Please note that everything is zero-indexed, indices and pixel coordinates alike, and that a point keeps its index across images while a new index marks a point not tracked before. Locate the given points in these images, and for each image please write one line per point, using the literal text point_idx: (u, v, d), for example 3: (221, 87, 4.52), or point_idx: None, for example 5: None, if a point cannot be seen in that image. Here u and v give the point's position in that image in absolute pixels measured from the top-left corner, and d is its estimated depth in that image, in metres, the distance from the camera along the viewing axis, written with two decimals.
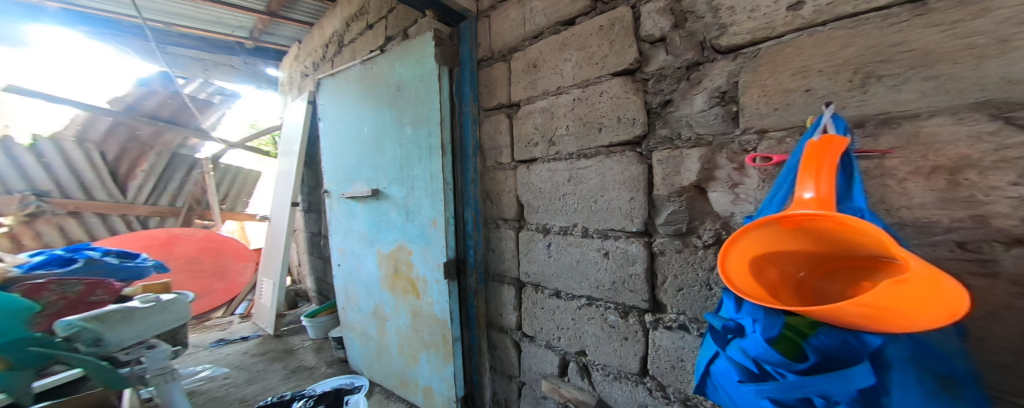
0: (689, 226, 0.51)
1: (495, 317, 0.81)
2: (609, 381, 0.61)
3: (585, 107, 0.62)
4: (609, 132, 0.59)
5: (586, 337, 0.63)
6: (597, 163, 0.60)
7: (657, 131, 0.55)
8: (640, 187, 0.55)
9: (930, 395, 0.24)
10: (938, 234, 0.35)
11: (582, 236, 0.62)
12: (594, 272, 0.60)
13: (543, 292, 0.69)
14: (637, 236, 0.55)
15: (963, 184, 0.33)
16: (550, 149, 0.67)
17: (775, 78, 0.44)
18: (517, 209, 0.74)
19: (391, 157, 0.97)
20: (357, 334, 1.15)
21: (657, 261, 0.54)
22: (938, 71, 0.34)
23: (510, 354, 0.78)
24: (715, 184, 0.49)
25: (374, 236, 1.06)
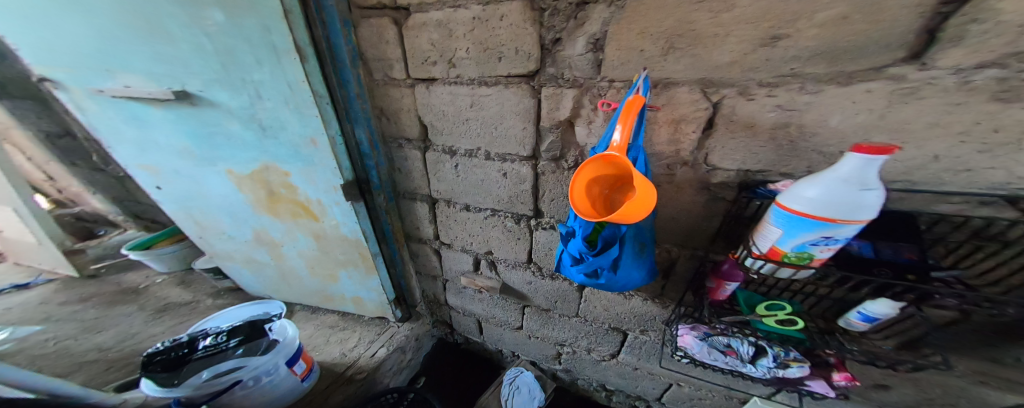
0: (561, 152, 0.72)
1: (411, 231, 0.98)
2: (509, 269, 0.94)
3: (484, 30, 0.62)
4: (506, 62, 0.65)
5: (492, 239, 0.88)
6: (498, 92, 0.67)
7: (546, 69, 0.65)
8: (531, 119, 0.69)
9: (637, 253, 0.67)
10: (663, 159, 0.68)
11: (485, 159, 0.75)
12: (496, 189, 0.79)
13: (455, 207, 0.86)
14: (527, 160, 0.74)
15: (677, 131, 0.64)
16: (450, 71, 0.67)
17: (628, 34, 0.57)
18: (419, 129, 0.77)
19: (189, 48, 0.63)
20: (245, 261, 1.10)
21: (539, 179, 0.75)
22: (695, 53, 0.55)
23: (433, 260, 1.03)
24: (580, 120, 0.68)
25: (212, 154, 0.82)
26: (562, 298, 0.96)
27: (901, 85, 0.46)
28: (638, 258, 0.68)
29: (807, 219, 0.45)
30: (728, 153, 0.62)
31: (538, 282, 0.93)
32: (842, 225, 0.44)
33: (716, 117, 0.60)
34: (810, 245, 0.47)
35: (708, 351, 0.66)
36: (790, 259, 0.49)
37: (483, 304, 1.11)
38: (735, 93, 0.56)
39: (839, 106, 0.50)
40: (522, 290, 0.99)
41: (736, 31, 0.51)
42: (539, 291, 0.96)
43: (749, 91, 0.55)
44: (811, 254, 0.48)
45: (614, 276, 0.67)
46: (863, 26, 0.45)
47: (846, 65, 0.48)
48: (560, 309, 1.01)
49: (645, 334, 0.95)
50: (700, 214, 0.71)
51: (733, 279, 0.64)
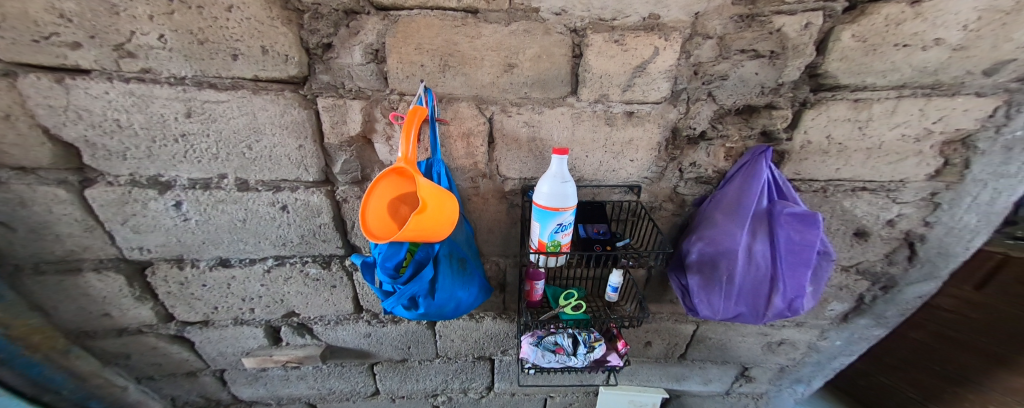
0: (363, 173, 0.64)
1: (83, 325, 0.73)
2: (330, 327, 0.82)
3: (196, 16, 0.49)
4: (252, 61, 0.53)
5: (290, 294, 0.74)
6: (239, 98, 0.54)
7: (318, 76, 0.57)
8: (307, 134, 0.58)
9: (457, 270, 0.63)
10: (467, 172, 0.72)
11: (241, 190, 0.60)
12: (277, 230, 0.65)
13: (201, 266, 0.68)
14: (319, 186, 0.63)
15: (469, 144, 0.69)
16: (123, 62, 0.50)
17: (406, 50, 0.57)
18: (65, 149, 0.55)
19: None
20: None
21: (342, 208, 0.65)
22: (464, 72, 0.62)
23: (175, 349, 0.81)
24: (377, 136, 0.61)
25: None
26: (415, 342, 0.88)
27: (575, 110, 0.68)
28: (459, 277, 0.64)
29: (545, 210, 0.59)
30: (512, 157, 0.71)
31: (376, 330, 0.84)
32: (563, 212, 0.59)
33: (493, 129, 0.68)
34: (554, 233, 0.60)
35: (541, 354, 0.72)
36: (549, 247, 0.61)
37: (309, 383, 0.95)
38: (498, 110, 0.66)
39: (554, 124, 0.69)
40: (361, 346, 0.87)
41: (488, 57, 0.61)
42: (382, 342, 0.87)
43: (507, 109, 0.67)
44: (557, 241, 0.60)
45: (434, 302, 0.61)
46: (547, 65, 0.64)
47: (551, 92, 0.67)
48: (415, 356, 0.92)
49: (506, 355, 0.96)
50: (509, 220, 0.79)
51: (538, 278, 0.72)
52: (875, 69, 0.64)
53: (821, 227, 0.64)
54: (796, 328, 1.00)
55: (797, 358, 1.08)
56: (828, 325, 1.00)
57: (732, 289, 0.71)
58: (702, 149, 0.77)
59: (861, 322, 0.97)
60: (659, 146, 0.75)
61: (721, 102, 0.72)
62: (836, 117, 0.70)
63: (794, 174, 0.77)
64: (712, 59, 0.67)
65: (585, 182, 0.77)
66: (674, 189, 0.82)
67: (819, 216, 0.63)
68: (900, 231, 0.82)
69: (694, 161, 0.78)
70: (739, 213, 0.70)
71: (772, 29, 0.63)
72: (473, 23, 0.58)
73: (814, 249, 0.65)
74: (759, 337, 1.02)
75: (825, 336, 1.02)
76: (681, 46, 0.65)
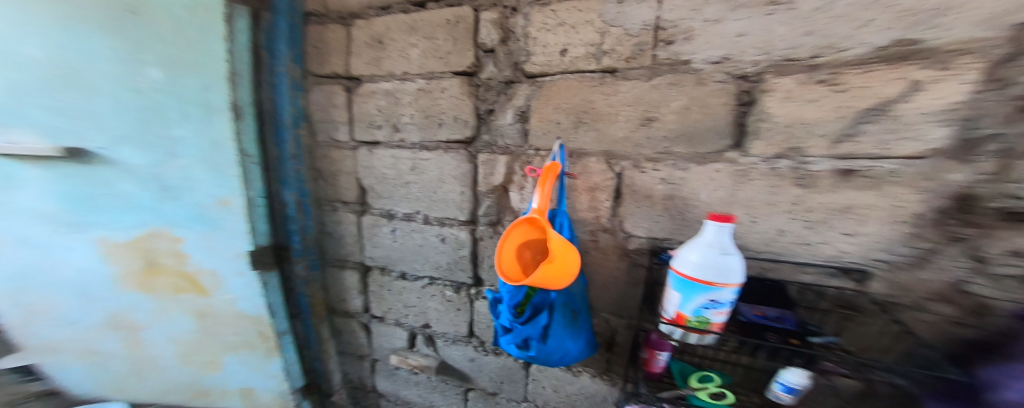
0: (497, 217, 0.78)
1: (335, 306, 1.04)
2: (448, 345, 0.96)
3: (428, 100, 0.75)
4: (445, 127, 0.75)
5: (430, 310, 0.94)
6: (438, 156, 0.78)
7: (483, 136, 0.75)
8: (467, 183, 0.77)
9: (570, 322, 0.65)
10: (586, 223, 0.73)
11: (424, 222, 0.85)
12: (435, 255, 0.86)
13: (390, 276, 0.94)
14: (466, 224, 0.81)
15: (594, 198, 0.70)
16: (394, 135, 0.80)
17: (555, 113, 0.67)
18: (359, 192, 0.89)
19: (109, 106, 0.71)
20: (83, 359, 1.03)
21: (478, 244, 0.81)
22: (597, 127, 0.65)
23: (361, 334, 1.06)
24: (513, 186, 0.74)
25: (86, 220, 0.82)
26: (508, 378, 0.92)
27: (738, 167, 0.57)
28: (571, 329, 0.64)
29: (689, 282, 0.50)
30: (641, 211, 0.66)
31: (480, 358, 0.93)
32: (719, 289, 0.48)
33: (621, 184, 0.67)
34: (702, 309, 0.50)
35: None
36: (693, 323, 0.51)
37: (422, 391, 1.07)
38: (630, 165, 0.65)
39: (704, 182, 0.59)
40: (465, 369, 0.97)
41: (623, 112, 0.62)
42: (482, 371, 0.94)
43: (640, 164, 0.64)
44: (706, 319, 0.50)
45: (545, 347, 0.63)
46: (699, 116, 0.58)
47: (700, 146, 0.59)
48: (506, 393, 0.94)
49: None
50: (629, 281, 0.72)
51: (663, 350, 0.59)
52: None
53: None
54: None
55: None
56: None
57: None
58: None
59: None
60: (916, 221, 0.49)
61: None
62: None
63: None
64: None
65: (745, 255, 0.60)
66: (954, 285, 0.49)
67: None
68: None
69: (1021, 251, 0.43)
70: None
71: None
72: (611, 82, 0.61)
73: None
74: None
75: None
76: (961, 72, 0.42)
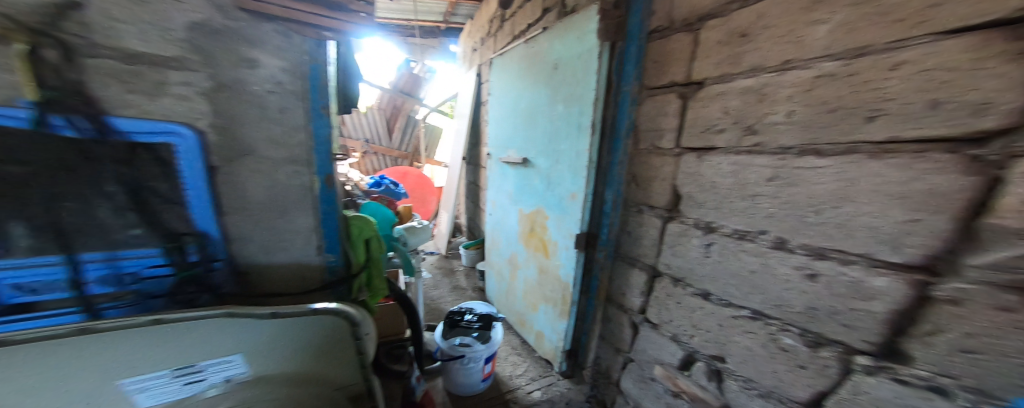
0: (952, 249, 0.49)
1: (612, 294, 1.29)
2: (750, 395, 0.81)
3: (830, 85, 0.60)
4: (831, 166, 0.61)
5: (735, 345, 0.83)
6: (846, 160, 0.59)
7: (991, 124, 0.44)
8: (937, 206, 0.49)
9: None
10: None
11: (788, 250, 0.70)
12: (781, 290, 0.72)
13: (685, 289, 0.96)
14: (909, 274, 0.54)
15: None
16: (746, 138, 0.76)
17: None
18: (670, 200, 0.99)
19: (542, 129, 1.44)
20: (494, 273, 2.20)
21: (926, 307, 0.52)
22: None
23: (631, 331, 1.21)
24: (1011, 199, 0.43)
25: (519, 195, 1.67)
26: None
27: None
28: None
29: None
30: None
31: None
32: None
33: None
34: None
35: None
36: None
37: None
38: None
39: None
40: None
41: None
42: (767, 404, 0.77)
43: None
44: None
45: None
46: None
47: None
48: None
49: None
50: None
51: None
52: None
53: None
54: None
55: None
56: None
57: None
58: None
59: None
60: None
61: None
62: None
63: None
64: None
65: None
66: None
67: None
68: None
69: None
70: None
71: None
72: None
73: None
74: None
75: None
76: None
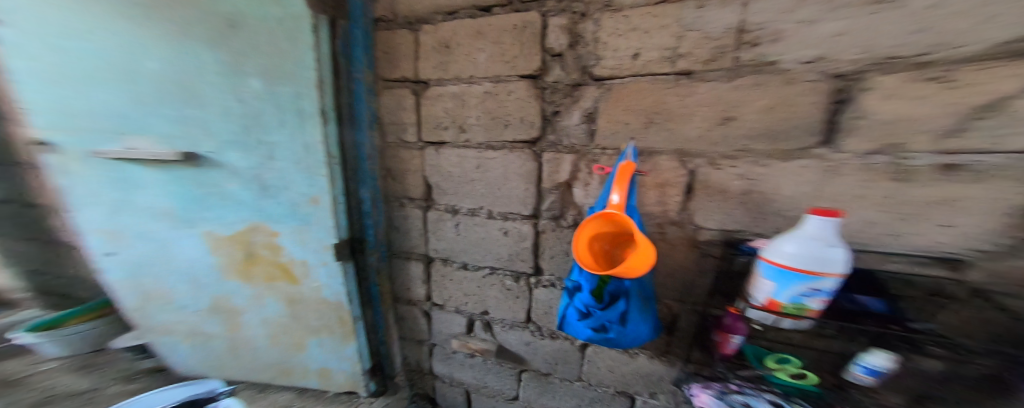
0: (561, 212, 0.76)
1: (399, 296, 1.05)
2: (505, 330, 0.92)
3: (494, 102, 0.75)
4: (475, 154, 0.79)
5: (486, 298, 0.90)
6: (502, 156, 0.77)
7: (548, 138, 0.74)
8: (533, 181, 0.76)
9: (647, 307, 0.69)
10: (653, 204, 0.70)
11: (487, 217, 0.82)
12: (495, 247, 0.83)
13: (452, 265, 0.92)
14: (529, 219, 0.79)
15: (663, 193, 0.69)
16: (461, 136, 0.80)
17: (636, 101, 0.66)
18: (424, 190, 0.88)
19: (214, 115, 0.75)
20: (164, 334, 1.10)
21: (540, 237, 0.79)
22: (660, 122, 0.66)
23: (408, 325, 1.08)
24: (578, 183, 0.74)
25: (190, 212, 0.87)
26: (563, 360, 0.88)
27: (827, 164, 0.55)
28: (644, 309, 0.69)
29: (786, 272, 0.49)
30: (929, 145, 0.49)
31: (535, 342, 0.88)
32: (823, 278, 0.48)
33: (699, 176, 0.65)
34: (802, 296, 0.49)
35: None
36: (788, 310, 0.50)
37: (474, 371, 1.04)
38: (705, 163, 0.64)
39: (790, 179, 0.58)
40: (520, 353, 0.92)
41: (701, 112, 0.62)
42: (538, 354, 0.89)
43: (716, 161, 0.63)
44: (805, 306, 0.50)
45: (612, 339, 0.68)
46: (785, 115, 0.57)
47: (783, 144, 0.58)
48: (559, 374, 0.90)
49: (653, 399, 0.81)
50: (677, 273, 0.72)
51: (736, 333, 0.57)
52: None
53: None
54: None
55: None
56: None
57: None
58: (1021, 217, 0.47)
59: None
60: (1017, 214, 0.47)
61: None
62: None
63: None
64: None
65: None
66: (972, 288, 0.52)
67: None
68: None
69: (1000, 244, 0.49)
70: None
71: None
72: (688, 84, 0.62)
73: None
74: None
75: None
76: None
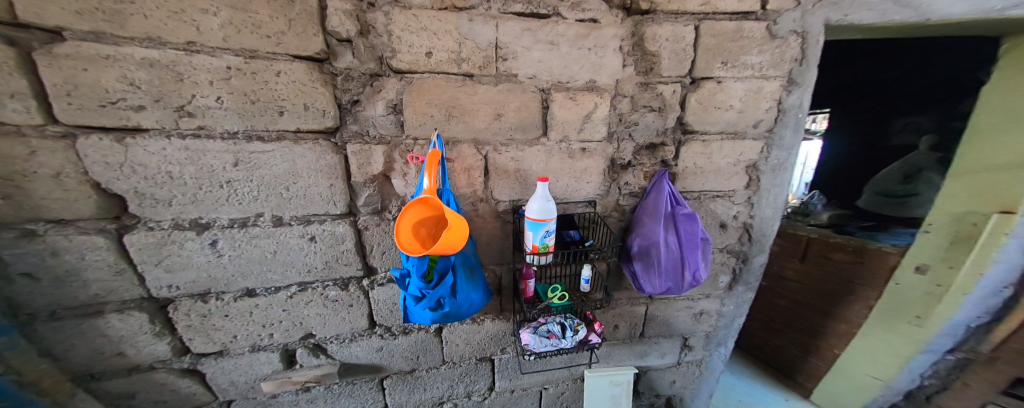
0: (382, 205, 0.75)
1: (91, 369, 0.71)
2: (344, 345, 0.84)
3: (249, 80, 0.62)
4: (234, 146, 0.63)
5: (307, 318, 0.78)
6: (282, 148, 0.66)
7: (349, 126, 0.70)
8: (338, 175, 0.70)
9: (475, 278, 0.77)
10: (465, 187, 0.83)
11: (275, 225, 0.69)
12: (303, 258, 0.73)
13: (225, 298, 0.72)
14: (343, 217, 0.72)
15: (470, 177, 0.83)
16: (184, 121, 0.61)
17: (435, 97, 0.74)
18: (114, 200, 0.63)
19: None
20: None
21: (363, 235, 0.75)
22: (461, 119, 0.78)
23: (183, 383, 0.78)
24: (394, 173, 0.74)
25: None
26: (422, 351, 0.90)
27: (546, 148, 0.89)
28: (472, 278, 0.76)
29: (536, 222, 0.78)
30: (574, 134, 0.91)
31: (388, 343, 0.86)
32: (548, 223, 0.78)
33: (490, 161, 0.83)
34: (544, 237, 0.79)
35: (539, 340, 0.83)
36: (541, 249, 0.79)
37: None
38: (491, 149, 0.82)
39: (534, 158, 0.88)
40: (371, 363, 0.88)
41: (482, 109, 0.79)
42: (394, 354, 0.88)
43: (499, 148, 0.83)
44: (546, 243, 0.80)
45: (450, 311, 0.73)
46: (525, 114, 0.83)
47: (529, 132, 0.86)
48: (423, 365, 0.92)
49: (505, 352, 0.98)
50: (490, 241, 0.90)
51: (529, 277, 0.84)
52: (716, 117, 0.98)
53: (698, 219, 0.95)
54: (706, 299, 1.24)
55: (714, 325, 1.29)
56: (721, 294, 1.24)
57: (660, 268, 0.96)
58: (630, 172, 1.03)
59: (739, 290, 1.23)
60: (603, 172, 0.99)
61: (637, 140, 0.99)
62: (694, 152, 1.01)
63: (685, 188, 1.05)
64: (630, 111, 0.95)
65: (726, 239, 1.14)
66: (616, 205, 1.06)
67: (696, 213, 0.95)
68: (741, 222, 1.13)
69: (626, 182, 1.03)
70: (654, 216, 0.97)
71: (657, 93, 0.94)
72: (471, 84, 0.76)
73: (698, 235, 0.95)
74: (686, 310, 1.24)
75: (723, 303, 1.26)
76: (611, 102, 0.92)
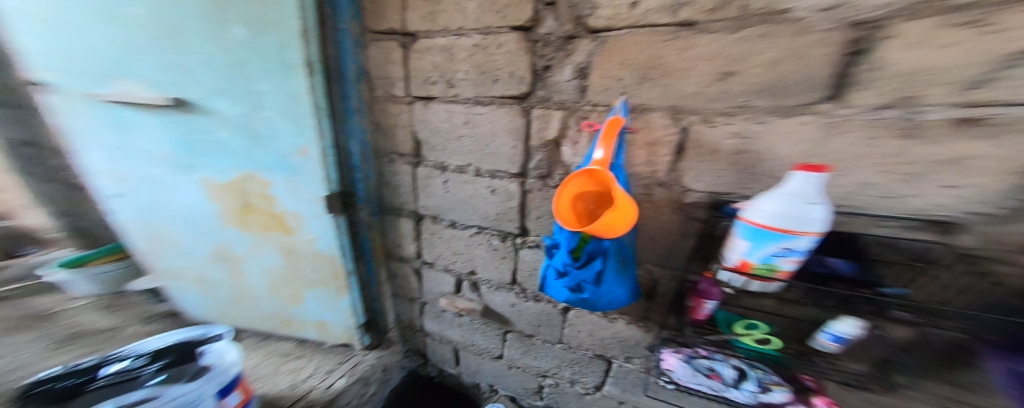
0: (547, 171, 0.76)
1: (392, 251, 1.11)
2: (491, 290, 0.98)
3: (484, 55, 0.71)
4: (465, 111, 0.77)
5: (477, 258, 0.95)
6: (492, 112, 0.75)
7: (537, 92, 0.71)
8: (520, 138, 0.75)
9: (624, 275, 0.65)
10: (642, 166, 0.66)
11: (474, 175, 0.83)
12: (484, 205, 0.85)
13: (440, 223, 0.95)
14: (516, 177, 0.79)
15: (653, 153, 0.64)
16: (448, 91, 0.77)
17: (632, 54, 0.60)
18: (413, 146, 0.87)
19: (202, 59, 0.72)
20: (191, 284, 1.17)
21: (527, 196, 0.80)
22: (667, 81, 0.58)
23: (412, 280, 1.13)
24: (566, 141, 0.71)
25: (190, 161, 0.87)
26: (546, 322, 0.94)
27: (828, 120, 0.49)
28: (622, 272, 0.65)
29: (762, 229, 0.46)
30: (949, 96, 0.42)
31: (520, 303, 0.95)
32: (798, 237, 0.44)
33: (694, 138, 0.59)
34: (773, 257, 0.46)
35: (691, 373, 0.61)
36: (758, 271, 0.48)
37: (462, 330, 1.14)
38: (699, 120, 0.58)
39: (784, 138, 0.52)
40: (505, 313, 1.00)
41: (698, 67, 0.55)
42: (522, 314, 0.97)
43: (711, 119, 0.57)
44: (775, 267, 0.47)
45: (588, 300, 0.66)
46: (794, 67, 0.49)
47: (785, 99, 0.51)
48: (542, 335, 0.97)
49: (629, 363, 0.86)
50: (666, 237, 0.69)
51: (710, 297, 0.56)
52: None
53: None
54: None
55: None
56: None
57: None
58: None
59: None
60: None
61: None
62: None
63: None
64: None
65: None
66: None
67: None
68: None
69: None
70: None
71: None
72: (688, 35, 0.54)
73: None
74: None
75: None
76: None
